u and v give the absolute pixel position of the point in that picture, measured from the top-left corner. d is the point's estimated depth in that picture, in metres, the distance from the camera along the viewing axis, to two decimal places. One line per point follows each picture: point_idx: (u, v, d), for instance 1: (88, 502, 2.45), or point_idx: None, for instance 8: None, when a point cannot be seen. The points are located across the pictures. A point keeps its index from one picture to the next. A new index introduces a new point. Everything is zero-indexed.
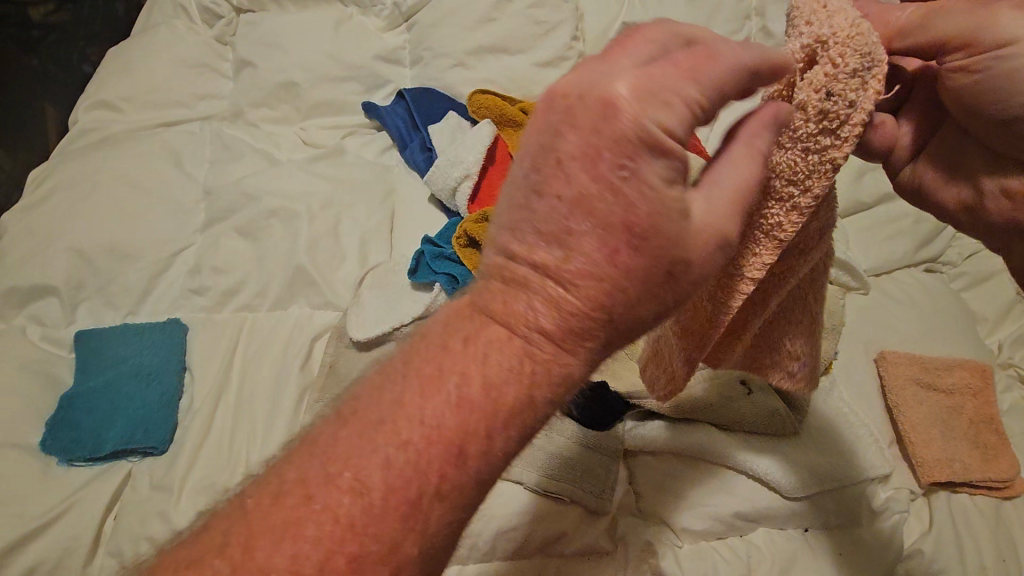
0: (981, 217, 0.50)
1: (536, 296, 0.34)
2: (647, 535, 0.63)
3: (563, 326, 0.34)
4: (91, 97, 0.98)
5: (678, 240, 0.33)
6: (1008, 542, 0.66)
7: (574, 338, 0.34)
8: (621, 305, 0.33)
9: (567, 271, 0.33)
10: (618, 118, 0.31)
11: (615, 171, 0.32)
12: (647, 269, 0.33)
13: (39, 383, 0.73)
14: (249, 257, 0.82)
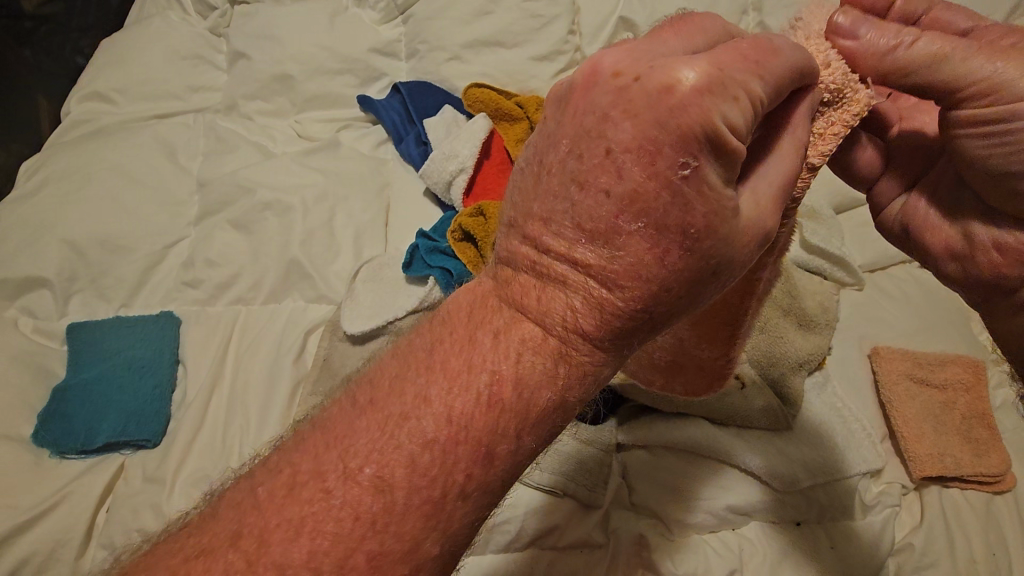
0: (969, 266, 0.51)
1: (574, 292, 0.34)
2: (638, 529, 0.62)
3: (598, 322, 0.34)
4: (84, 88, 0.97)
5: (723, 242, 0.33)
6: (999, 536, 0.66)
7: (608, 337, 0.35)
8: (661, 303, 0.34)
9: (607, 270, 0.33)
10: (683, 112, 0.31)
11: (677, 170, 0.31)
12: (690, 271, 0.33)
13: (31, 375, 0.72)
14: (242, 250, 0.81)
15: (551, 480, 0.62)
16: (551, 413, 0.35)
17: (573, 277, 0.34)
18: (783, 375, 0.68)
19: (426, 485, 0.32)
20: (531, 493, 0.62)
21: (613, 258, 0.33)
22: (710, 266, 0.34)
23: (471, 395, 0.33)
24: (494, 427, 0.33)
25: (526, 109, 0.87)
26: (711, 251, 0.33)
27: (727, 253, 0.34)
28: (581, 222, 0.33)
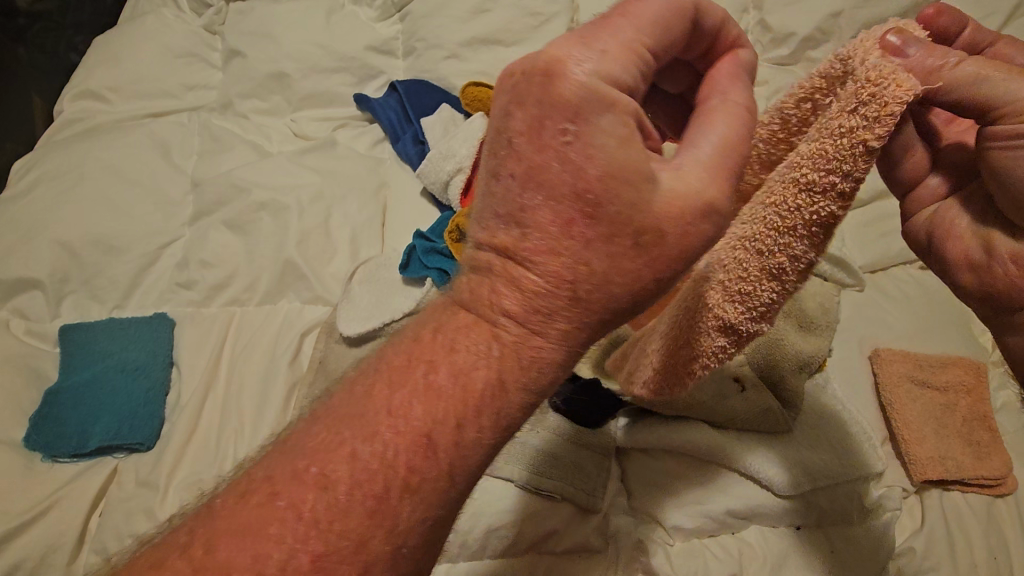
0: (984, 278, 0.45)
1: (506, 280, 0.34)
2: (638, 534, 0.61)
3: (523, 301, 0.34)
4: (76, 87, 0.96)
5: (641, 205, 0.32)
6: (999, 538, 0.65)
7: (537, 320, 0.34)
8: (585, 280, 0.33)
9: (527, 249, 0.33)
10: (560, 81, 0.31)
11: (558, 138, 0.31)
12: (608, 237, 0.32)
13: (23, 378, 0.71)
14: (237, 250, 0.80)
15: (538, 481, 0.61)
16: (494, 398, 0.34)
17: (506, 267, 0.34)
18: (783, 376, 0.67)
19: (387, 477, 0.32)
20: (524, 495, 0.61)
21: (522, 234, 0.33)
22: (635, 229, 0.32)
23: (417, 382, 0.33)
24: (439, 417, 0.33)
25: None
26: (627, 212, 0.32)
27: (649, 215, 0.32)
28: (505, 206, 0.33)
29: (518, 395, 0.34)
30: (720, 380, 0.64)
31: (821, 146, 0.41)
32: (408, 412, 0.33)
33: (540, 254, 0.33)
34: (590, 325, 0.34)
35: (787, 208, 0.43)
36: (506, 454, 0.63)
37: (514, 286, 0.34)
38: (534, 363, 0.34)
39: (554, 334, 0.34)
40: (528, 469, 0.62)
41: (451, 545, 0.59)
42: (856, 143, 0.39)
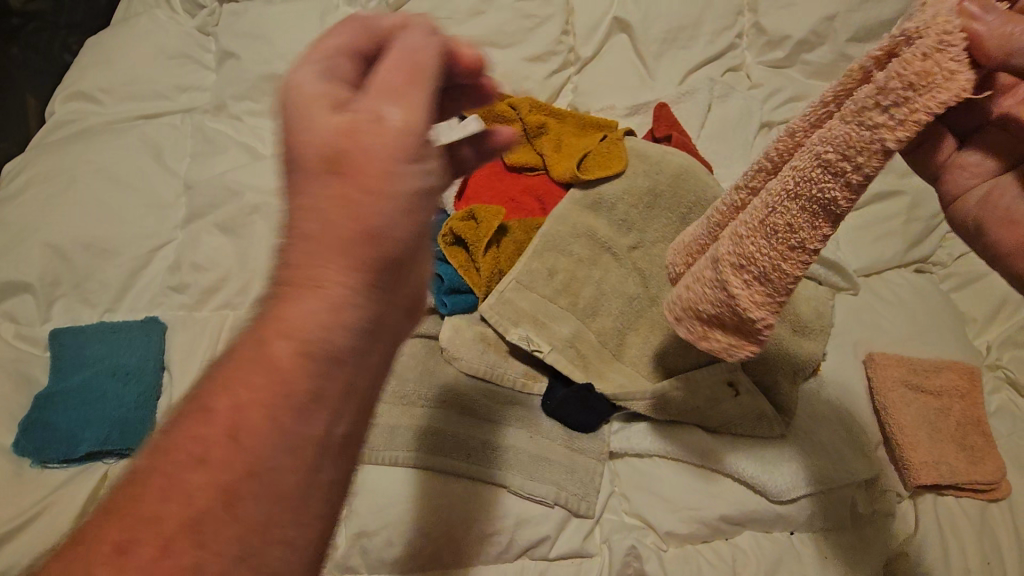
0: None
1: (293, 292, 0.33)
2: (631, 540, 0.61)
3: (294, 301, 0.33)
4: (68, 87, 0.95)
5: (353, 206, 0.33)
6: (993, 543, 0.65)
7: (328, 319, 0.33)
8: (346, 282, 0.33)
9: (311, 257, 0.33)
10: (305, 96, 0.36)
11: (329, 154, 0.34)
12: (351, 245, 0.33)
13: (13, 382, 0.71)
14: (230, 253, 0.80)
15: (528, 486, 0.61)
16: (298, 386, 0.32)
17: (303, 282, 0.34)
18: (778, 381, 0.67)
19: (210, 519, 0.29)
20: (515, 500, 0.61)
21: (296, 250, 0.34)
22: (363, 225, 0.33)
23: (235, 381, 0.32)
24: (237, 427, 0.31)
25: (521, 111, 0.86)
26: (332, 214, 0.33)
27: (379, 214, 0.34)
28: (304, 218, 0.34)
29: (305, 397, 0.32)
30: (713, 386, 0.64)
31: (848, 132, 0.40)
32: (254, 417, 0.31)
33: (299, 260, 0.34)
34: (360, 337, 0.35)
35: (806, 179, 0.42)
36: (496, 459, 0.62)
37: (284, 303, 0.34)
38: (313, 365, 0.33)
39: (325, 335, 0.33)
40: (518, 474, 0.62)
41: (444, 550, 0.59)
42: (878, 137, 0.38)
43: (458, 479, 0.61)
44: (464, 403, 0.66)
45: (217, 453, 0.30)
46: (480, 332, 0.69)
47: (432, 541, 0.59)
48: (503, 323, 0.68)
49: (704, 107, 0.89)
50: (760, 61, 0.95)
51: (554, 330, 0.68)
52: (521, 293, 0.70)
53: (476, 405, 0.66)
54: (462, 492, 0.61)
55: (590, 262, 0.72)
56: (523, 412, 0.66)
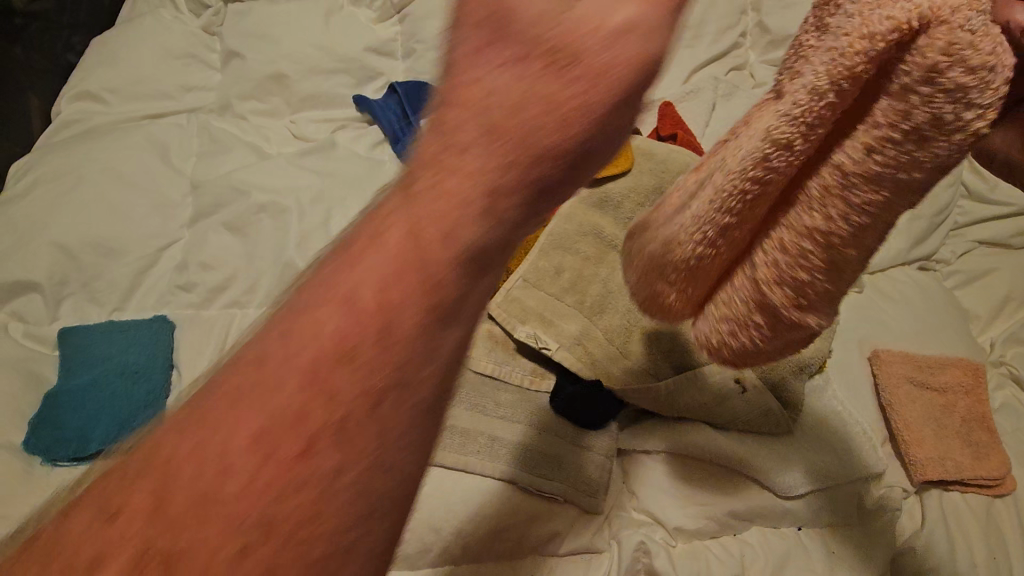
0: None
1: (343, 260, 0.28)
2: (640, 535, 0.61)
3: (357, 247, 0.28)
4: (73, 87, 0.95)
5: (446, 173, 0.28)
6: (998, 538, 0.66)
7: (387, 295, 0.26)
8: (417, 260, 0.27)
9: (386, 214, 0.28)
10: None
11: (480, 56, 0.28)
12: (479, 210, 0.28)
13: (22, 381, 0.71)
14: (237, 252, 0.80)
15: (539, 482, 0.61)
16: (371, 376, 0.26)
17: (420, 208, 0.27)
18: (783, 378, 0.68)
19: (292, 484, 0.24)
20: (526, 496, 0.61)
21: (431, 176, 0.28)
22: (483, 196, 0.28)
23: (267, 348, 0.26)
24: (310, 402, 0.25)
25: None
26: (448, 195, 0.28)
27: (501, 175, 0.28)
28: (443, 131, 0.28)
29: (365, 398, 0.26)
30: (720, 384, 0.65)
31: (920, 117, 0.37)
32: (269, 428, 0.24)
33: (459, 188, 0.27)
34: (503, 238, 0.28)
35: (829, 213, 0.43)
36: (506, 455, 0.63)
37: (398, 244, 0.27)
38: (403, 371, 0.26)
39: (394, 316, 0.26)
40: (529, 470, 0.62)
41: (453, 549, 0.58)
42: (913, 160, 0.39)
43: (467, 474, 0.62)
44: (475, 398, 0.66)
45: (308, 415, 0.25)
46: (489, 330, 0.70)
47: (441, 539, 0.58)
48: (512, 321, 0.69)
49: (709, 106, 0.90)
50: (764, 59, 0.96)
51: (562, 327, 0.69)
52: (546, 301, 0.71)
53: (485, 400, 0.66)
54: (472, 489, 0.61)
55: (597, 261, 0.73)
56: (532, 408, 0.67)
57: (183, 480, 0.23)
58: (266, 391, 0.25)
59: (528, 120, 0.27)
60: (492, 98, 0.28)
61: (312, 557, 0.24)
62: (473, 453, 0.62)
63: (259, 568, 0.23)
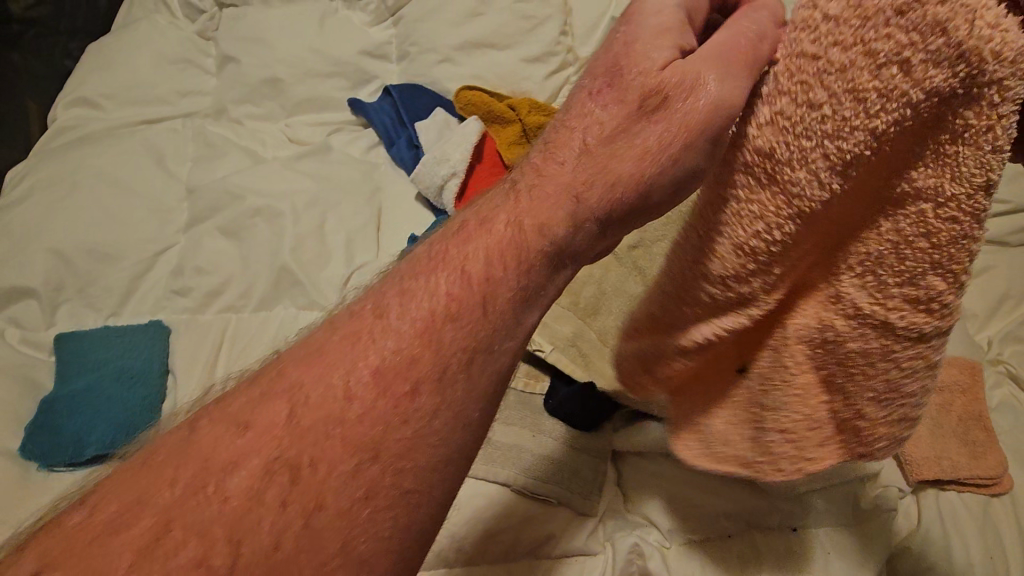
0: None
1: (408, 292, 0.38)
2: (633, 537, 0.62)
3: (417, 281, 0.39)
4: (70, 94, 0.96)
5: (488, 239, 0.40)
6: (994, 538, 0.65)
7: (446, 319, 0.37)
8: (463, 296, 0.38)
9: (439, 258, 0.40)
10: (560, 148, 0.42)
11: (526, 189, 0.42)
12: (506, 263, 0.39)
13: (19, 387, 0.71)
14: (232, 257, 0.81)
15: (534, 485, 0.61)
16: (434, 401, 0.35)
17: (445, 280, 0.38)
18: None
19: (377, 480, 0.33)
20: (520, 499, 0.61)
21: (472, 256, 0.39)
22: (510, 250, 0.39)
23: (351, 346, 0.36)
24: (385, 392, 0.34)
25: (519, 111, 0.87)
26: (490, 253, 0.39)
27: (525, 240, 0.39)
28: (478, 244, 0.40)
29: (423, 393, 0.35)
30: None
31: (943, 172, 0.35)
32: (354, 405, 0.34)
33: (490, 287, 0.38)
34: (521, 330, 0.39)
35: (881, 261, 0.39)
36: (499, 458, 0.62)
37: (434, 302, 0.37)
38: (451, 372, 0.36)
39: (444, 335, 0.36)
40: (523, 473, 0.62)
41: (447, 551, 0.58)
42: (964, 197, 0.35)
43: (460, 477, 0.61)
44: None
45: (390, 424, 0.34)
46: None
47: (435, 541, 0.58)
48: None
49: None
50: None
51: (556, 329, 0.69)
52: None
53: None
54: (466, 492, 0.61)
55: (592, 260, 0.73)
56: (527, 411, 0.67)
57: (248, 477, 0.32)
58: (339, 394, 0.34)
59: (572, 210, 0.40)
60: (524, 221, 0.40)
61: (376, 508, 0.33)
62: (491, 464, 0.61)
63: (344, 503, 0.32)
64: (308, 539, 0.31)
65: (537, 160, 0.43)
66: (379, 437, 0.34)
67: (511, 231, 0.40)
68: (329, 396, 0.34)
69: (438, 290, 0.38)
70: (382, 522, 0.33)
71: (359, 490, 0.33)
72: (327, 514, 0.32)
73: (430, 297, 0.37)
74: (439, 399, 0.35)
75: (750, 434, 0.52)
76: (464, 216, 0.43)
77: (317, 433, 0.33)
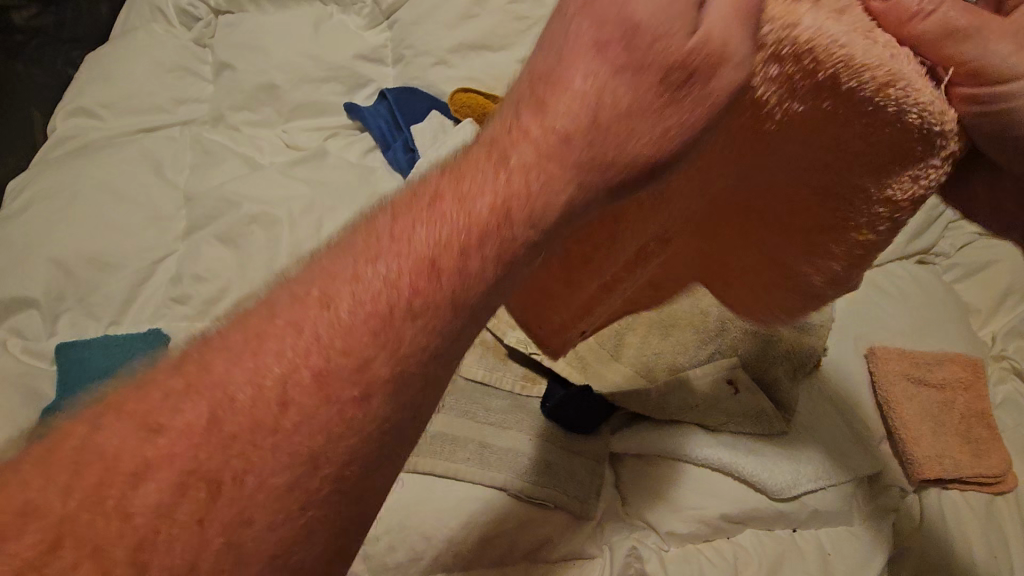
0: None
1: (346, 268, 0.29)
2: (631, 541, 0.61)
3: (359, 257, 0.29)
4: (69, 104, 0.97)
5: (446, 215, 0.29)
6: (999, 537, 0.64)
7: (407, 308, 0.28)
8: (415, 275, 0.28)
9: (377, 232, 0.30)
10: (563, 83, 0.29)
11: (513, 137, 0.30)
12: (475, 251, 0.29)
13: (23, 398, 0.72)
14: (230, 264, 0.81)
15: (529, 489, 0.61)
16: (399, 395, 0.28)
17: (407, 256, 0.29)
18: (777, 378, 0.67)
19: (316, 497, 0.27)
20: (515, 503, 0.61)
21: (446, 228, 0.29)
22: (479, 230, 0.29)
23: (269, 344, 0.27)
24: (328, 396, 0.27)
25: None
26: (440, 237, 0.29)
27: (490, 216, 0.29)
28: (446, 202, 0.30)
29: (359, 421, 0.27)
30: (712, 386, 0.66)
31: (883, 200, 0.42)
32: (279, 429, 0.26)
33: (467, 273, 0.29)
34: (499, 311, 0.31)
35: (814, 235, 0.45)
36: (493, 462, 0.62)
37: (391, 282, 0.28)
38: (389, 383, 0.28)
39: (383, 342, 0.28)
40: (517, 477, 0.62)
41: (444, 556, 0.58)
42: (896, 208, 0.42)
43: (453, 481, 0.61)
44: (463, 407, 0.66)
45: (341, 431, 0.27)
46: (480, 336, 0.71)
47: (431, 546, 0.58)
48: (502, 326, 0.70)
49: None
50: None
51: None
52: None
53: (471, 407, 0.66)
54: (460, 496, 0.61)
55: None
56: (523, 414, 0.67)
57: (149, 501, 0.24)
58: (268, 400, 0.26)
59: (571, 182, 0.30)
60: (510, 183, 0.29)
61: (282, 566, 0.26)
62: (472, 463, 0.62)
63: (271, 527, 0.25)
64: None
65: (534, 91, 0.30)
66: (320, 450, 0.26)
67: (495, 195, 0.29)
68: (263, 396, 0.26)
69: (402, 262, 0.29)
70: (318, 537, 0.27)
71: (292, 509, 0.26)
72: (249, 537, 0.25)
73: (390, 270, 0.29)
74: (401, 397, 0.28)
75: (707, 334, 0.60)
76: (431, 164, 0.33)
77: (242, 443, 0.25)
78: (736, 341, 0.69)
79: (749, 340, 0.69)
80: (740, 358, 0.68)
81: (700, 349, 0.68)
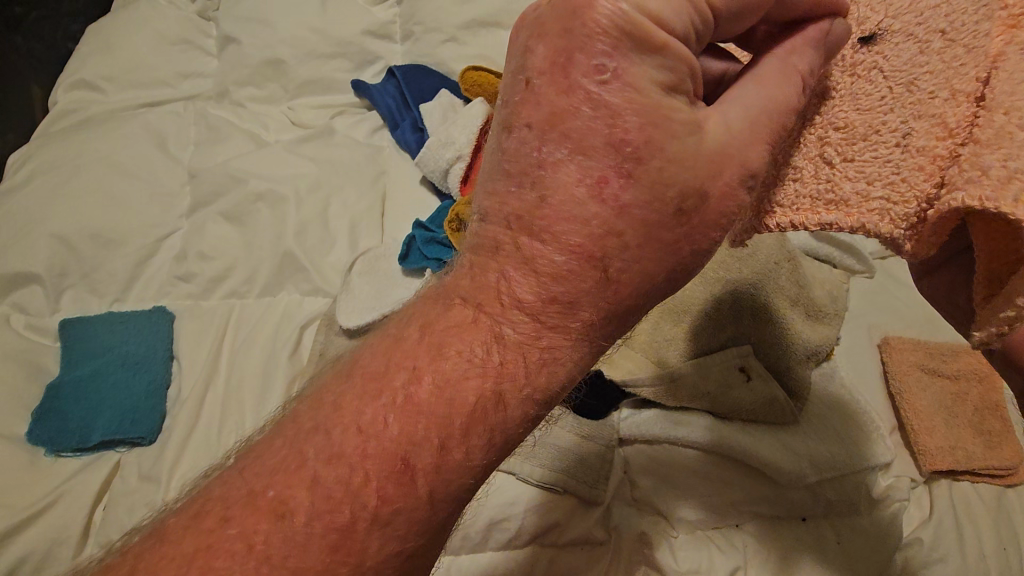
0: (904, 388, 0.69)
1: (631, 48, 0.32)
2: (642, 525, 0.61)
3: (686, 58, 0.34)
4: (70, 77, 0.94)
5: (788, 87, 0.36)
6: (1011, 533, 0.63)
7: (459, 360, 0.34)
8: (433, 477, 0.33)
9: (398, 398, 0.34)
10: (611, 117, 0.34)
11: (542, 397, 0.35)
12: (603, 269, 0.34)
13: (25, 372, 0.71)
14: (237, 244, 0.80)
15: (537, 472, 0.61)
16: (465, 396, 0.34)
17: (450, 438, 0.33)
18: (789, 366, 0.67)
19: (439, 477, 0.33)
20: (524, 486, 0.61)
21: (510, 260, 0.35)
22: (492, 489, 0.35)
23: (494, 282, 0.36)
24: (416, 407, 0.33)
25: None
26: (689, 155, 0.34)
27: (727, 176, 0.34)
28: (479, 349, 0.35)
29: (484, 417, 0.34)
30: (724, 369, 0.65)
31: (853, 117, 0.40)
32: (467, 386, 0.34)
33: (531, 340, 0.35)
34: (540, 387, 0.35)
35: (893, 115, 0.39)
36: None
37: (413, 455, 0.33)
38: (543, 366, 0.35)
39: (512, 328, 0.35)
40: (525, 460, 0.61)
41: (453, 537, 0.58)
42: (896, 115, 0.39)
43: None
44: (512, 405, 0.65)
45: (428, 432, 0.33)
46: None
47: None
48: None
49: None
50: None
51: None
52: None
53: None
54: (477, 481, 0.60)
55: None
56: None
57: (300, 502, 0.32)
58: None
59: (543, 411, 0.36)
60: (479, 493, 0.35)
61: (436, 438, 0.33)
62: None
63: (375, 494, 0.33)
64: (375, 527, 0.33)
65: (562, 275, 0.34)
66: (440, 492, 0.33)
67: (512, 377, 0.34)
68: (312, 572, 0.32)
69: (402, 491, 0.33)
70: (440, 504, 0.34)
71: (387, 498, 0.33)
72: (393, 497, 0.33)
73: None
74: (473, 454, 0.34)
75: (879, 215, 0.39)
76: (425, 414, 0.33)
77: (310, 470, 0.33)
78: (751, 327, 0.68)
79: (762, 326, 0.68)
80: (754, 343, 0.68)
81: (713, 335, 0.68)
